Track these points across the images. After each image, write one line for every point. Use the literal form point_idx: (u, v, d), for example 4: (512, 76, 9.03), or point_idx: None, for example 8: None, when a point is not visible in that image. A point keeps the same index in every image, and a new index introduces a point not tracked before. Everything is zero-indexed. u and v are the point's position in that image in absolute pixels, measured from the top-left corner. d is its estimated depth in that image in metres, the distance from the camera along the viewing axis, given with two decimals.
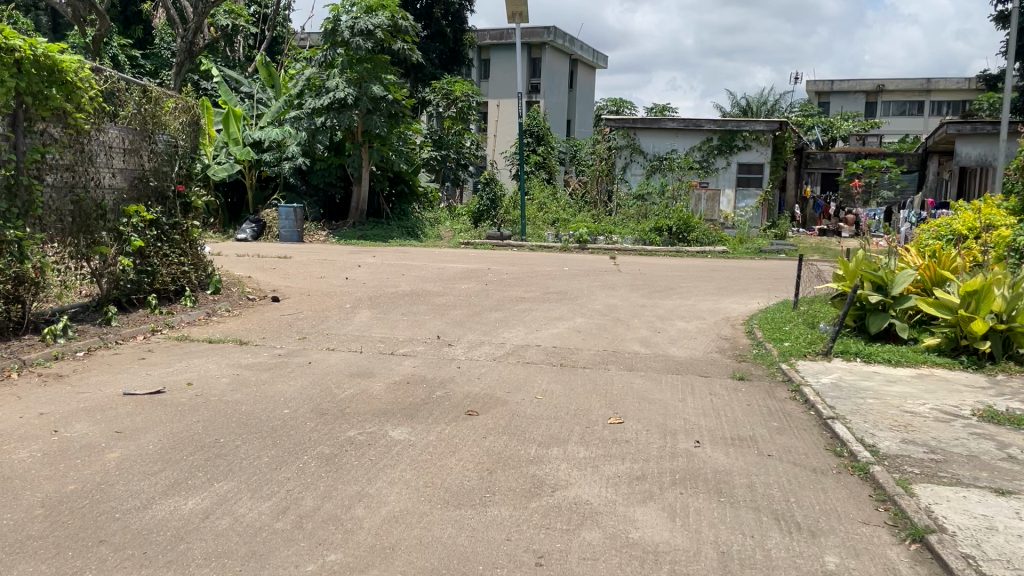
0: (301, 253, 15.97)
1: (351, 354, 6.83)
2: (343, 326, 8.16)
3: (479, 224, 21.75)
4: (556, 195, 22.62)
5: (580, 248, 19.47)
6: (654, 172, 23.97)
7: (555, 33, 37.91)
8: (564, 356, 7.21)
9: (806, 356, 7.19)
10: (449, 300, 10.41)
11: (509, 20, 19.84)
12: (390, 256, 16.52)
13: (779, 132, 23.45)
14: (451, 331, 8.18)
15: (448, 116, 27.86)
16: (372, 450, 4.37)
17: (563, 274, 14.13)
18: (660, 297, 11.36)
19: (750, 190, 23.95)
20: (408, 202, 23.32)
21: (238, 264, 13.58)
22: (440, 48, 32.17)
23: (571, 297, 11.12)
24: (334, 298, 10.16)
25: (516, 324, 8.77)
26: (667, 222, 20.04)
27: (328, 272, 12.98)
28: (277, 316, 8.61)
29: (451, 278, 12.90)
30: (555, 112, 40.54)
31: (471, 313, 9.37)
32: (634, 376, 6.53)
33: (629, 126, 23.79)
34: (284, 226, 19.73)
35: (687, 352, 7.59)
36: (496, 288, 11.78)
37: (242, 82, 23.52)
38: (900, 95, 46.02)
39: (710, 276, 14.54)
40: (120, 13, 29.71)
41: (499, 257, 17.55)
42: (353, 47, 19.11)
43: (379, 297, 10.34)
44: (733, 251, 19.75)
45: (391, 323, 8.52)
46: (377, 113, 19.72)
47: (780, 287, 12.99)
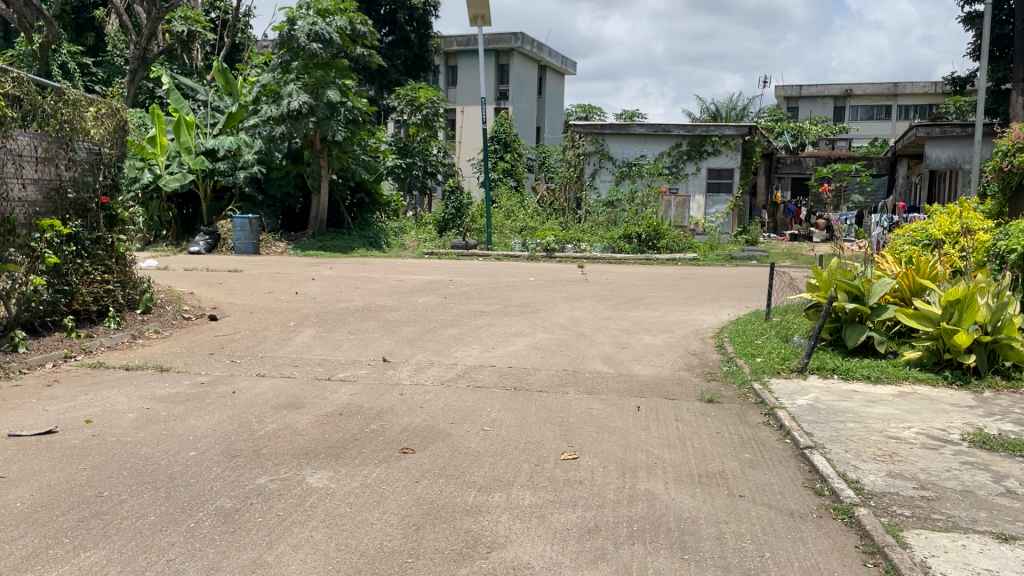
0: (253, 266, 15.25)
1: (283, 381, 6.20)
2: (281, 348, 7.52)
3: (444, 233, 21.15)
4: (524, 203, 22.10)
5: (547, 257, 18.94)
6: (623, 179, 23.50)
7: (523, 40, 37.46)
8: (519, 377, 6.63)
9: (779, 374, 6.65)
10: (403, 315, 9.79)
11: (472, 23, 19.27)
12: (348, 268, 15.85)
13: (748, 137, 23.11)
14: (400, 351, 7.57)
15: (413, 123, 26.90)
16: (282, 502, 3.75)
17: (527, 285, 13.58)
18: (627, 308, 10.83)
19: (720, 196, 23.57)
20: (371, 211, 22.59)
21: (184, 278, 12.87)
22: (405, 55, 31.57)
23: (534, 309, 10.56)
24: (279, 315, 9.51)
25: (471, 342, 8.18)
26: (636, 229, 19.55)
27: (279, 286, 12.32)
28: (211, 337, 7.96)
29: (409, 291, 12.30)
30: (523, 119, 40.06)
31: (424, 330, 8.77)
32: (594, 400, 5.96)
33: (597, 131, 23.34)
34: (239, 237, 19.01)
35: (653, 370, 7.04)
36: (455, 301, 11.19)
37: (197, 90, 22.72)
38: (867, 100, 46.18)
39: (680, 285, 14.06)
40: (71, 20, 28.76)
41: (463, 267, 16.94)
42: (310, 53, 18.47)
43: (327, 313, 9.71)
44: (703, 258, 19.33)
45: (336, 342, 7.90)
46: (334, 120, 19.05)
47: (752, 295, 12.53)
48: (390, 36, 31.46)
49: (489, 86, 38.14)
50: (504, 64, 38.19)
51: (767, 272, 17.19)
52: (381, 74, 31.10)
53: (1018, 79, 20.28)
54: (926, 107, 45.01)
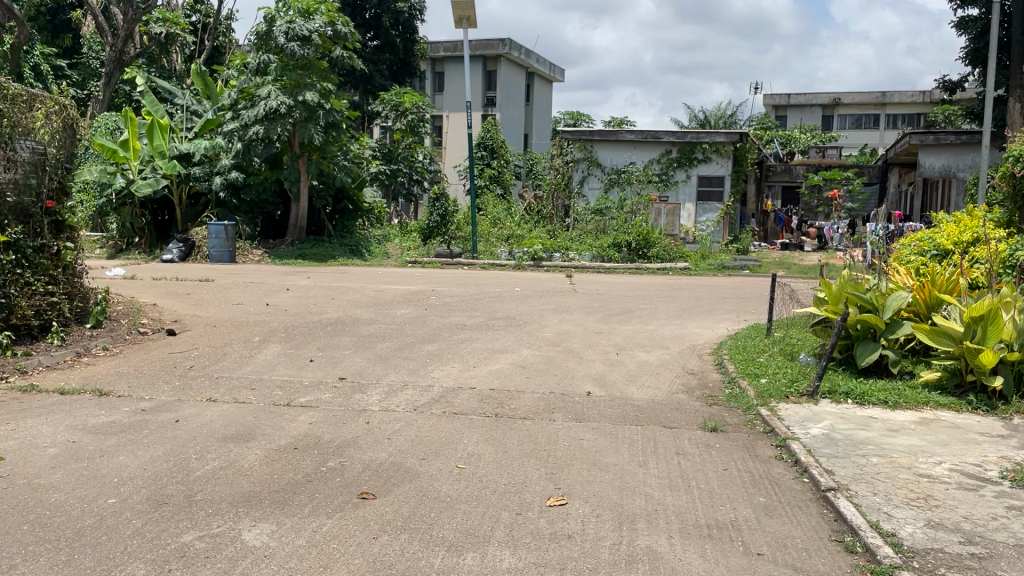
0: (225, 276, 14.56)
1: (236, 407, 5.52)
2: (240, 367, 6.84)
3: (428, 241, 20.49)
4: (511, 211, 21.48)
5: (535, 266, 18.33)
6: (612, 186, 22.94)
7: (510, 45, 36.81)
8: (501, 402, 5.97)
9: (788, 398, 6.04)
10: (379, 329, 9.12)
11: (457, 24, 18.69)
12: (327, 278, 15.16)
13: (739, 144, 22.58)
14: (372, 370, 6.90)
15: (397, 128, 26.34)
16: (207, 569, 3.09)
17: (513, 296, 12.95)
18: (618, 322, 10.19)
19: (711, 204, 22.99)
20: (352, 218, 21.87)
21: (148, 289, 12.14)
22: (390, 59, 30.91)
23: (520, 322, 9.91)
24: (244, 328, 8.82)
25: (450, 359, 7.51)
26: (626, 237, 18.95)
27: (249, 298, 11.63)
28: (165, 355, 7.27)
29: (388, 302, 11.63)
30: (511, 126, 39.47)
31: (400, 346, 8.10)
32: (584, 429, 5.32)
33: (585, 138, 22.76)
34: (214, 245, 18.31)
35: (649, 393, 6.40)
36: (436, 313, 10.52)
37: (175, 93, 21.99)
38: (855, 109, 45.89)
39: (672, 296, 13.46)
40: (47, 21, 27.96)
41: (447, 277, 16.28)
42: (288, 53, 18.01)
43: (297, 327, 9.02)
44: (695, 267, 18.76)
45: (302, 360, 7.21)
46: (314, 123, 18.44)
47: (748, 308, 11.93)
48: (375, 41, 30.93)
49: (477, 93, 37.55)
50: (491, 71, 37.64)
51: (761, 282, 16.63)
52: (366, 78, 30.48)
53: (1015, 86, 19.83)
54: (914, 115, 44.80)
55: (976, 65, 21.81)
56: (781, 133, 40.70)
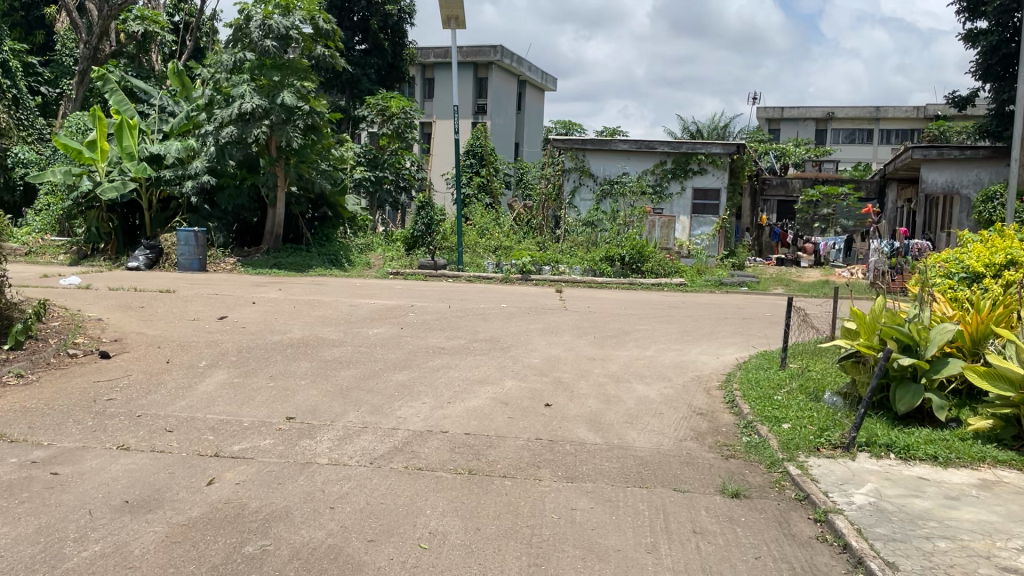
0: (188, 286, 13.52)
1: (148, 460, 4.51)
2: (172, 401, 5.81)
3: (412, 251, 19.43)
4: (499, 220, 20.55)
5: (523, 280, 17.35)
6: (604, 197, 22.02)
7: (502, 52, 35.98)
8: (478, 452, 4.96)
9: (819, 451, 5.09)
10: (346, 353, 8.09)
11: (444, 24, 17.75)
12: (299, 290, 14.14)
13: (736, 155, 21.66)
14: (328, 406, 5.88)
15: (383, 134, 25.32)
16: None
17: (499, 313, 11.97)
18: (613, 346, 9.21)
19: (706, 217, 22.01)
20: (332, 227, 20.86)
21: (100, 302, 11.09)
22: (377, 64, 29.96)
23: (504, 346, 8.90)
24: (191, 350, 7.79)
25: (421, 392, 6.50)
26: (619, 251, 17.99)
27: (209, 313, 10.59)
28: (89, 384, 6.23)
29: (361, 319, 10.60)
30: (501, 134, 38.52)
31: (367, 374, 7.08)
32: (578, 492, 4.33)
33: (577, 147, 21.87)
34: (183, 252, 17.28)
35: (653, 441, 5.40)
36: (412, 334, 9.51)
37: (149, 92, 20.93)
38: (850, 123, 45.21)
39: (669, 315, 12.48)
40: (20, 17, 26.85)
41: (430, 290, 15.28)
42: (263, 51, 17.04)
43: (252, 350, 7.99)
44: (691, 283, 17.82)
45: (248, 393, 6.18)
46: (292, 125, 17.47)
47: (753, 331, 10.96)
48: (362, 44, 29.99)
49: (467, 100, 36.62)
50: (482, 77, 36.73)
51: (762, 300, 15.69)
52: (352, 82, 29.51)
53: None
54: (909, 131, 44.19)
55: (985, 79, 21.05)
56: (774, 146, 39.99)
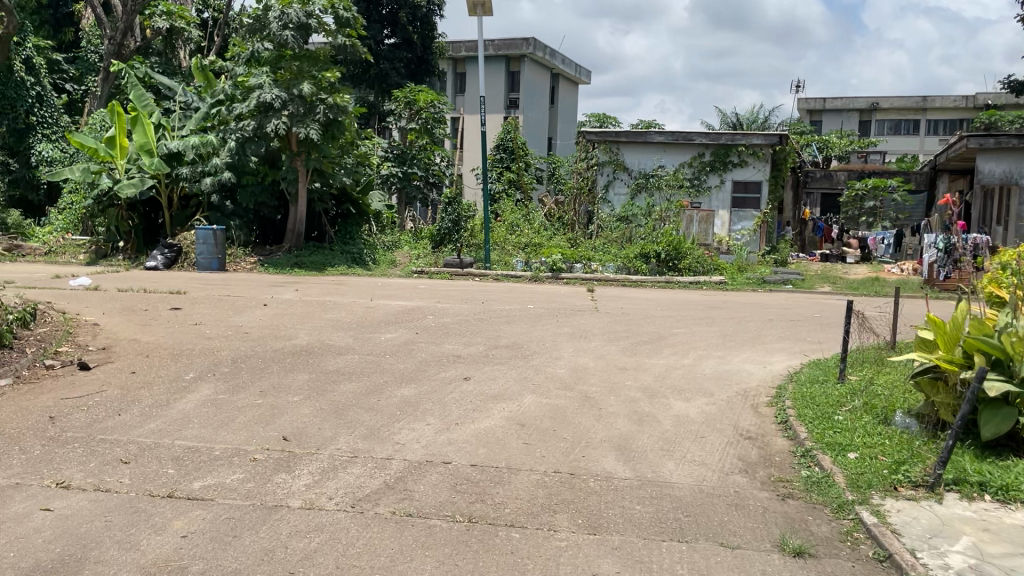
0: (200, 287, 12.92)
1: (87, 502, 3.76)
2: (141, 423, 5.10)
3: (439, 249, 18.66)
4: (530, 216, 19.71)
5: (553, 278, 16.52)
6: (639, 192, 21.04)
7: (535, 45, 35.08)
8: (485, 491, 4.16)
9: (898, 492, 4.22)
10: (351, 362, 7.35)
11: (471, 11, 16.97)
12: (317, 290, 13.49)
13: (778, 147, 20.51)
14: (316, 429, 5.13)
15: (412, 128, 24.62)
16: None
17: (524, 316, 11.17)
18: (647, 354, 8.35)
19: (746, 211, 20.92)
20: (356, 224, 20.19)
21: (104, 305, 10.54)
22: (407, 58, 29.24)
23: (526, 354, 8.10)
24: (182, 360, 7.11)
25: (426, 411, 5.72)
26: (654, 247, 17.04)
27: (215, 316, 9.95)
28: (54, 401, 5.54)
29: (374, 323, 9.86)
30: (534, 129, 37.67)
31: (369, 389, 6.32)
32: (603, 550, 3.50)
33: (611, 139, 20.93)
34: (201, 251, 16.73)
35: (693, 475, 4.56)
36: (427, 340, 8.73)
37: (173, 88, 20.48)
38: (895, 114, 43.58)
39: (708, 317, 11.56)
40: (48, 14, 26.63)
41: (456, 290, 14.50)
42: (283, 41, 16.49)
43: (248, 359, 7.29)
44: (732, 282, 16.81)
45: (229, 412, 5.45)
46: (312, 119, 16.88)
47: (802, 335, 10.01)
48: (391, 38, 29.33)
49: (499, 95, 35.83)
50: (515, 71, 35.91)
51: (810, 300, 14.65)
52: (381, 77, 28.91)
53: None
54: (957, 121, 42.45)
55: None
56: (817, 138, 38.61)
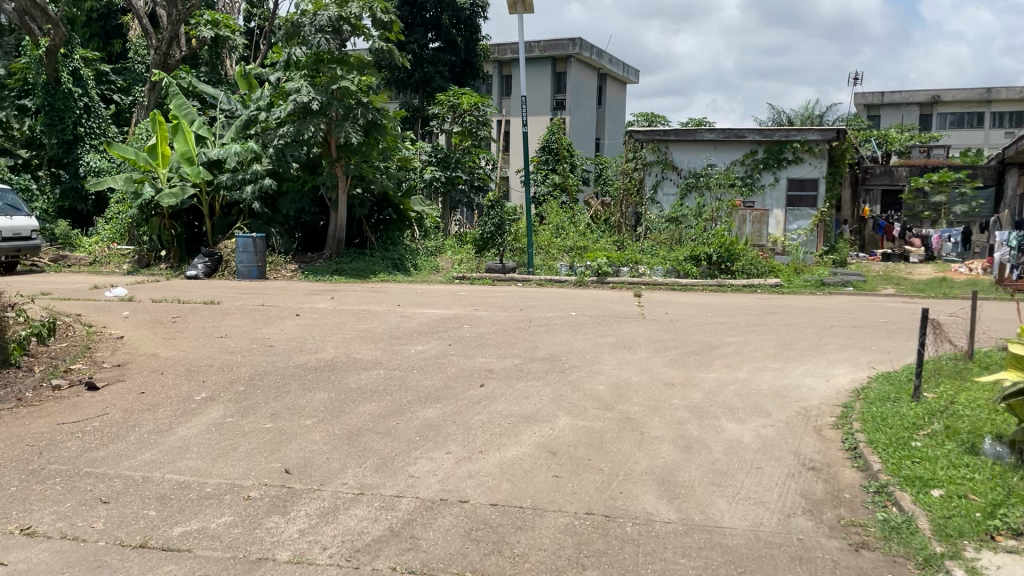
0: (234, 297, 12.60)
1: (47, 555, 3.32)
2: (135, 453, 4.66)
3: (482, 254, 18.13)
4: (575, 219, 19.14)
5: (599, 283, 15.89)
6: (689, 192, 20.21)
7: (581, 44, 34.43)
8: (503, 540, 3.60)
9: (997, 544, 3.53)
10: (375, 379, 6.86)
11: (511, 9, 16.44)
12: (353, 299, 13.09)
13: (835, 142, 19.53)
14: (323, 459, 4.63)
15: (456, 132, 24.16)
16: None
17: (566, 324, 10.58)
18: (696, 367, 7.68)
19: (802, 210, 19.95)
20: (398, 229, 19.76)
21: (134, 317, 10.23)
22: (451, 61, 28.83)
23: (564, 368, 7.50)
24: (198, 378, 6.69)
25: (448, 437, 5.17)
26: (705, 249, 16.26)
27: (245, 328, 9.57)
28: (49, 427, 5.14)
29: (406, 334, 9.36)
30: (582, 130, 36.99)
31: (389, 410, 5.81)
32: None
33: (660, 138, 20.24)
34: (241, 259, 16.51)
35: (748, 518, 3.94)
36: (459, 353, 8.20)
37: (216, 96, 20.36)
38: (957, 107, 41.77)
39: (763, 324, 10.81)
40: (97, 26, 26.90)
41: (498, 297, 13.96)
42: (319, 44, 16.18)
43: (267, 376, 6.85)
44: (788, 284, 15.95)
45: (232, 439, 4.98)
46: (350, 123, 16.55)
47: (865, 344, 9.23)
48: (435, 41, 28.95)
49: (545, 97, 35.29)
50: (561, 72, 35.31)
51: (873, 304, 13.76)
52: (425, 81, 28.62)
53: None
54: None
55: None
56: (875, 133, 37.17)
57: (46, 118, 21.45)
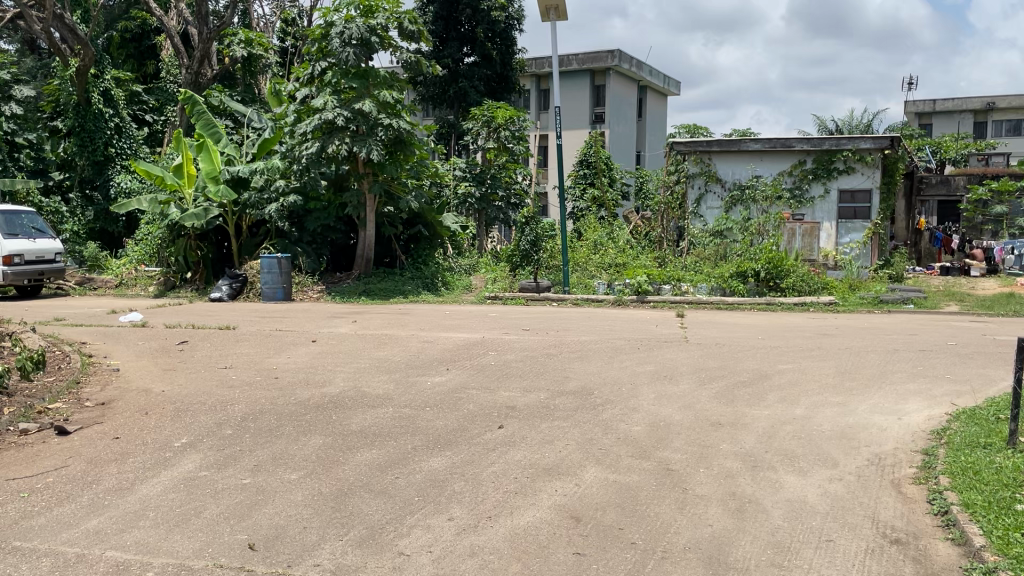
0: (252, 322, 11.96)
1: None
2: (80, 522, 3.95)
3: (516, 272, 17.29)
4: (614, 236, 18.36)
5: (638, 302, 14.96)
6: (734, 205, 19.20)
7: (620, 57, 33.61)
8: None
9: None
10: (381, 419, 6.08)
11: (543, 16, 15.68)
12: (377, 322, 12.36)
13: (889, 150, 18.37)
14: (297, 529, 3.86)
15: (490, 147, 23.43)
16: None
17: (602, 350, 9.70)
18: (747, 403, 6.76)
19: (856, 222, 18.78)
20: (428, 247, 19.06)
21: (140, 345, 9.61)
22: (487, 76, 28.24)
23: (596, 405, 6.64)
24: (185, 419, 5.99)
25: (453, 496, 4.37)
26: (752, 265, 15.28)
27: (254, 357, 8.89)
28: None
29: (426, 363, 8.60)
30: (621, 143, 36.09)
31: (389, 458, 5.03)
32: None
33: (702, 149, 19.31)
34: (266, 280, 15.96)
35: None
36: (480, 385, 7.40)
37: (246, 114, 19.96)
38: (1013, 113, 39.98)
39: (819, 348, 9.80)
40: (132, 47, 26.87)
41: (530, 318, 13.12)
42: (342, 58, 15.65)
43: (262, 415, 6.12)
44: (843, 302, 14.87)
45: (199, 500, 4.24)
46: (375, 138, 15.96)
47: (938, 372, 8.21)
48: (470, 56, 28.38)
49: (583, 110, 34.51)
50: (599, 85, 34.52)
51: (938, 323, 12.63)
52: (460, 95, 28.02)
53: None
54: None
55: None
56: (928, 142, 35.65)
57: (77, 139, 21.37)
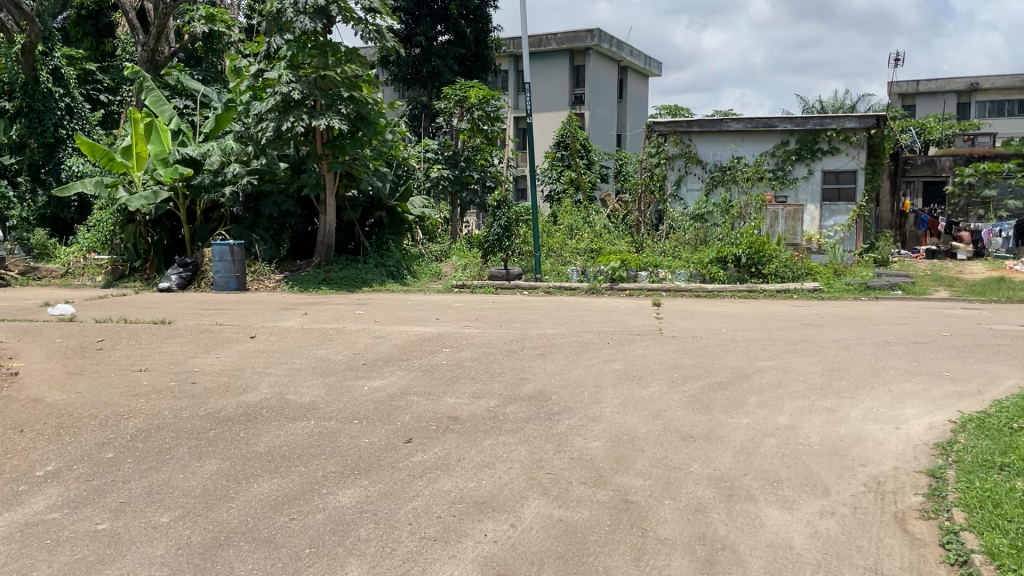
0: (193, 315, 10.98)
1: None
2: None
3: (486, 259, 16.33)
4: (590, 219, 17.61)
5: (613, 290, 14.13)
6: (715, 187, 18.39)
7: (600, 36, 32.59)
8: None
9: None
10: (296, 436, 5.18)
11: None
12: (330, 314, 11.43)
13: (875, 130, 17.57)
14: None
15: (464, 128, 22.45)
16: None
17: (569, 345, 8.83)
18: (724, 410, 5.92)
19: (840, 204, 17.99)
20: (392, 232, 18.13)
21: (57, 344, 8.64)
22: (461, 54, 27.19)
23: (552, 414, 5.79)
24: (63, 438, 5.09)
25: (354, 546, 3.51)
26: (733, 250, 14.42)
27: (180, 357, 7.97)
28: None
29: (369, 363, 7.70)
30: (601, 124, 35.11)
31: (289, 492, 4.15)
32: None
33: (682, 129, 18.44)
34: (218, 269, 15.00)
35: None
36: (424, 390, 6.53)
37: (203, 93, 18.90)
38: (997, 94, 39.26)
39: (805, 342, 8.98)
40: (89, 25, 25.72)
41: (497, 308, 12.21)
42: (299, 30, 14.59)
43: (158, 432, 5.21)
44: (828, 288, 14.09)
45: (29, 560, 3.36)
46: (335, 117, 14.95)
47: (936, 370, 7.39)
48: (444, 35, 27.30)
49: (562, 91, 33.55)
50: (579, 65, 33.60)
51: (928, 311, 11.85)
52: (433, 75, 26.96)
53: None
54: None
55: None
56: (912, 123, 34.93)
57: (25, 119, 20.29)
